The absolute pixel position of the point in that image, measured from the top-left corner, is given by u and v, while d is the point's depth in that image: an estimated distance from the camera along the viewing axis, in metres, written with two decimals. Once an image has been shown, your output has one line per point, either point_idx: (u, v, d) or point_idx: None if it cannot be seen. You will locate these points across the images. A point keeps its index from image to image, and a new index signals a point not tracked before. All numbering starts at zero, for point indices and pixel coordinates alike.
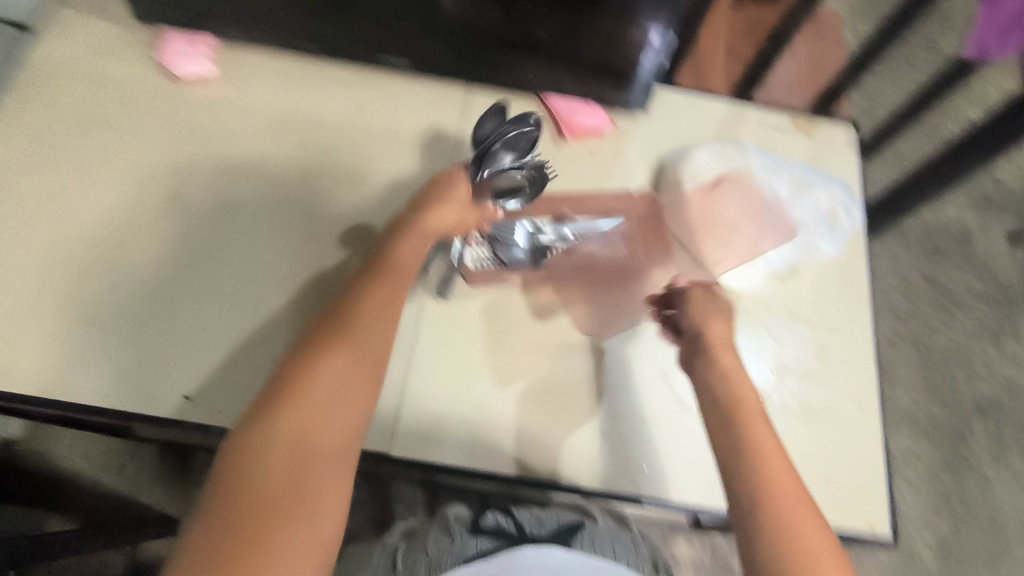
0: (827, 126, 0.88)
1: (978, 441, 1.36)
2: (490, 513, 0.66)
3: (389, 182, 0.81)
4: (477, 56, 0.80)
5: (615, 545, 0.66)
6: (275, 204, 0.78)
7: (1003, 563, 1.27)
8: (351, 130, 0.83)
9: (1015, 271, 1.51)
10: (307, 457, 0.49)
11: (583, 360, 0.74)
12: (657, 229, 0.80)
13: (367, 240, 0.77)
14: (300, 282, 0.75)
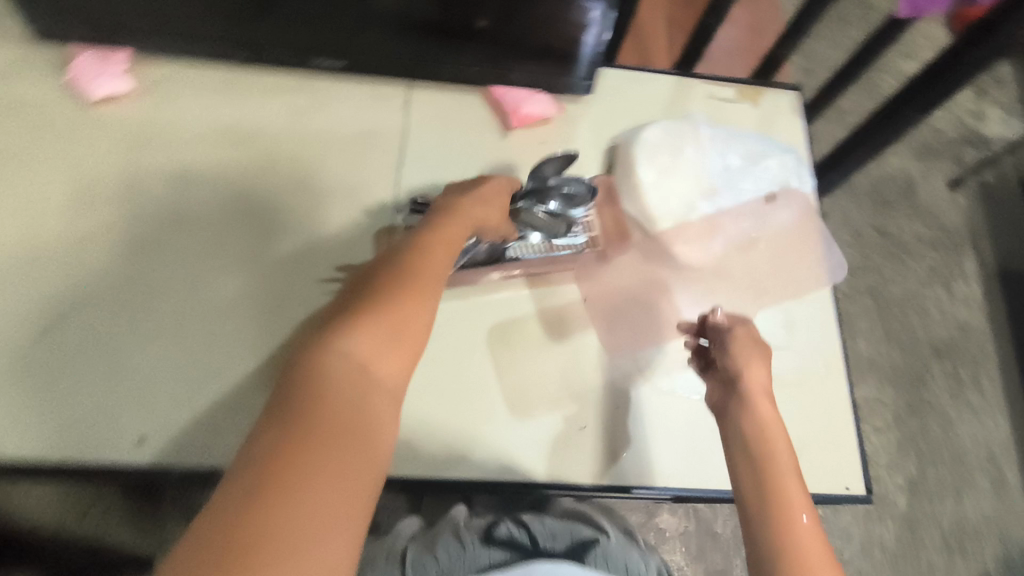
0: (772, 92, 0.88)
1: (937, 382, 1.41)
2: (503, 523, 0.70)
3: (335, 189, 0.77)
4: (414, 51, 0.77)
5: (630, 561, 0.69)
6: (219, 223, 0.75)
7: (968, 495, 1.33)
8: (290, 137, 0.79)
9: (959, 216, 1.56)
10: (368, 388, 0.46)
11: (556, 351, 0.73)
12: (613, 213, 0.79)
13: (321, 253, 0.74)
14: (251, 303, 0.72)
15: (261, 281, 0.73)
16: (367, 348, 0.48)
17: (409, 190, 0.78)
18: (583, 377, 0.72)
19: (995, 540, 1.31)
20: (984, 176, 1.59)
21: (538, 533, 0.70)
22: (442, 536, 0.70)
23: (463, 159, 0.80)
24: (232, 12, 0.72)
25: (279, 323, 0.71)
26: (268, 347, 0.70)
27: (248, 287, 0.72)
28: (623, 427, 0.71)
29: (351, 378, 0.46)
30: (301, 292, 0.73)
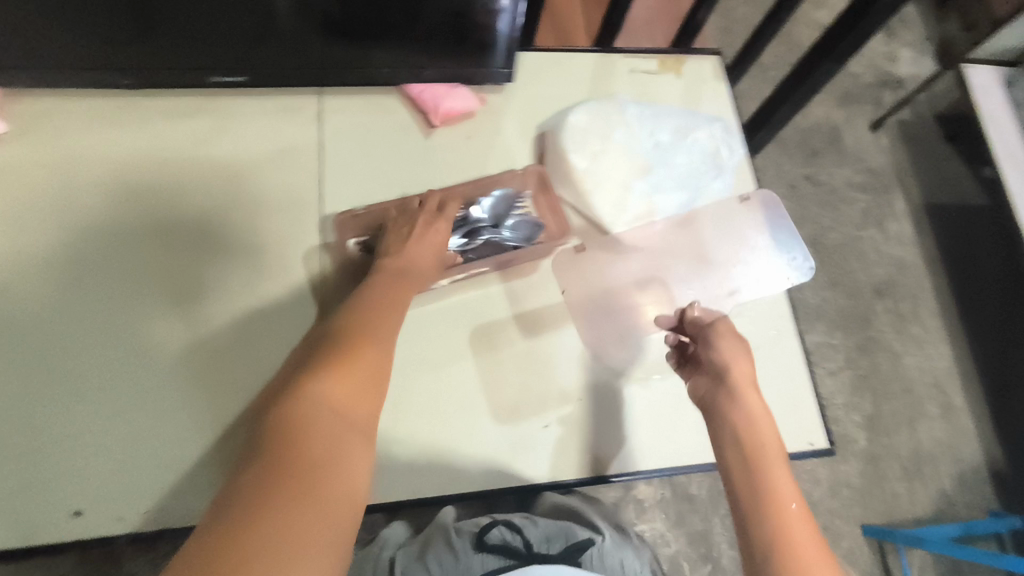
0: (692, 60, 0.87)
1: (881, 320, 1.46)
2: (496, 527, 0.71)
3: (255, 213, 0.73)
4: (320, 59, 0.73)
5: (623, 562, 0.70)
6: (133, 266, 0.69)
7: (920, 423, 1.40)
8: (199, 164, 0.74)
9: (883, 156, 1.61)
10: (342, 426, 0.51)
11: (520, 351, 0.71)
12: (550, 203, 0.77)
13: (251, 284, 0.70)
14: (179, 347, 0.67)
15: (187, 322, 0.68)
16: (357, 367, 0.56)
17: (335, 205, 0.74)
18: (540, 375, 0.71)
19: (949, 462, 1.38)
20: (902, 116, 1.65)
21: (532, 538, 0.70)
22: (436, 545, 0.71)
23: (388, 165, 0.77)
24: (109, 36, 0.66)
25: (212, 364, 0.66)
26: (205, 393, 0.65)
27: (175, 331, 0.67)
28: (586, 421, 0.70)
29: (346, 391, 0.54)
30: (234, 329, 0.68)
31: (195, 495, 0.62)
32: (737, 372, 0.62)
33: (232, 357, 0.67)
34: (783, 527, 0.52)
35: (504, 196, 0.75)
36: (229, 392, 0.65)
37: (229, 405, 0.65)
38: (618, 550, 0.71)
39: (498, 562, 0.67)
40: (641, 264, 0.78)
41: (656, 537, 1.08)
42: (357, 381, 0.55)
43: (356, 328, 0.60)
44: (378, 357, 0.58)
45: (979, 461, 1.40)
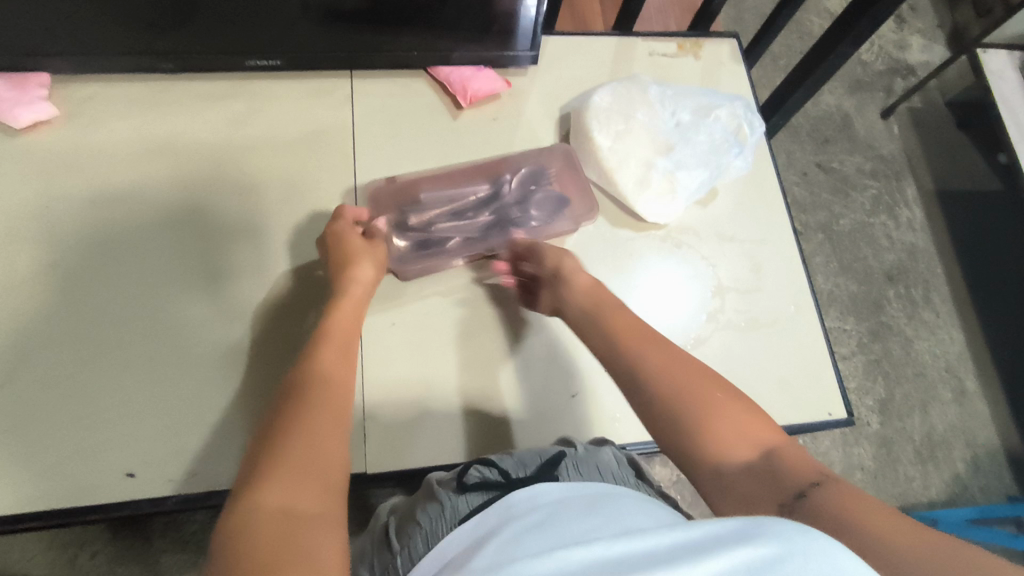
0: (710, 42, 0.89)
1: (893, 305, 1.48)
2: (472, 467, 0.57)
3: (287, 193, 0.75)
4: (351, 42, 0.75)
5: (603, 470, 0.57)
6: (163, 253, 0.71)
7: (933, 407, 1.41)
8: (231, 148, 0.76)
9: (894, 143, 1.63)
10: (295, 520, 0.40)
11: (534, 336, 0.73)
12: (574, 178, 0.79)
13: (283, 261, 0.73)
14: (222, 320, 0.69)
15: (220, 304, 0.70)
16: (301, 427, 0.46)
17: (366, 185, 0.77)
18: (554, 351, 0.73)
19: (962, 446, 1.40)
20: (913, 103, 1.66)
21: (507, 467, 0.57)
22: (418, 505, 0.56)
23: (417, 146, 0.79)
24: (152, 22, 0.69)
25: (253, 337, 0.69)
26: (247, 366, 0.68)
27: (208, 311, 0.70)
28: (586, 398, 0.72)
29: (304, 451, 0.45)
30: (270, 304, 0.71)
31: (238, 462, 0.65)
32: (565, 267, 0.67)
33: (272, 330, 0.70)
34: (659, 374, 0.53)
35: (530, 171, 0.79)
36: (269, 363, 0.68)
37: (270, 376, 0.68)
38: (594, 457, 0.59)
39: (480, 498, 0.51)
40: (530, 200, 0.78)
41: None
42: (314, 436, 0.46)
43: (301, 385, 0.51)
44: (328, 414, 0.49)
45: (992, 445, 1.41)
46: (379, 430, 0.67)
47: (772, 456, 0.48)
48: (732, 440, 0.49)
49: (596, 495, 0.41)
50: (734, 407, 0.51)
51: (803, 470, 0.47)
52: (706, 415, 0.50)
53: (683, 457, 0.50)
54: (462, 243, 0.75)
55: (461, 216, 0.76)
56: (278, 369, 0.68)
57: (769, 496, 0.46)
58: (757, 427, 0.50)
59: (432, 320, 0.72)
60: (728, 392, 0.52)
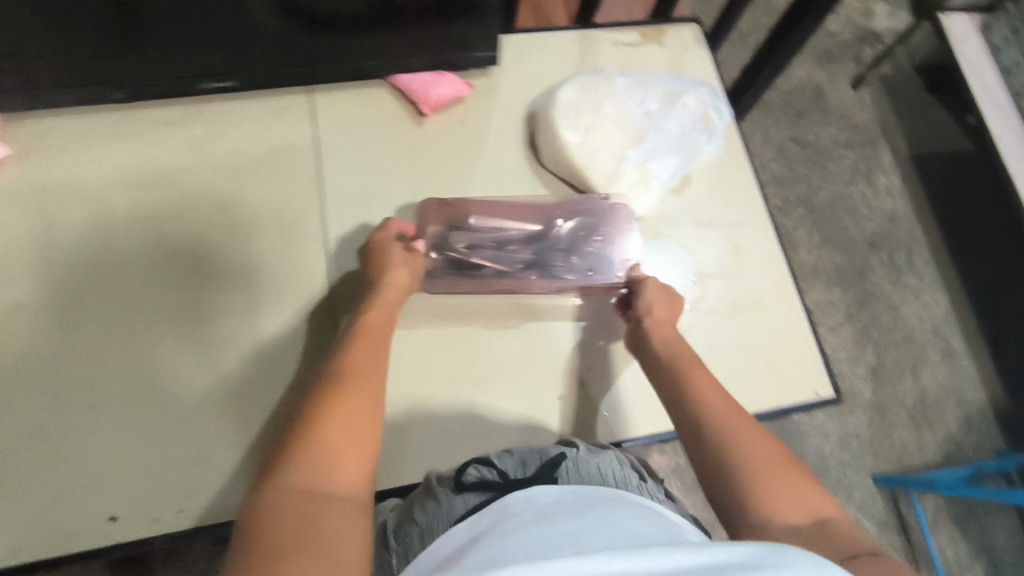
0: (673, 29, 0.88)
1: (877, 272, 1.50)
2: (471, 465, 0.57)
3: (256, 214, 0.74)
4: (307, 56, 0.74)
5: (604, 470, 0.57)
6: (144, 286, 0.70)
7: (923, 370, 1.43)
8: (197, 176, 0.75)
9: (867, 111, 1.65)
10: (317, 503, 0.44)
11: (517, 340, 0.72)
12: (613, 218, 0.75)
13: (258, 285, 0.71)
14: (200, 346, 0.68)
15: (199, 343, 0.68)
16: (334, 412, 0.50)
17: (336, 199, 0.75)
18: (540, 348, 0.72)
19: (954, 405, 1.42)
20: (883, 70, 1.68)
21: (506, 467, 0.57)
22: (416, 502, 0.56)
23: (383, 157, 0.77)
24: (98, 52, 0.67)
25: (232, 364, 0.68)
26: (227, 398, 0.67)
27: (186, 350, 0.68)
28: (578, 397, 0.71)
29: (334, 438, 0.48)
30: (248, 327, 0.70)
31: (226, 493, 0.64)
32: (653, 316, 0.66)
33: (248, 355, 0.68)
34: (725, 420, 0.55)
35: (584, 224, 0.75)
36: (248, 391, 0.67)
37: (252, 404, 0.67)
38: (595, 458, 0.58)
39: (478, 498, 0.51)
40: (568, 249, 0.74)
41: None
42: (346, 422, 0.50)
43: (333, 374, 0.54)
44: (356, 402, 0.52)
45: (983, 402, 1.43)
46: None
47: (829, 526, 0.48)
48: (786, 499, 0.49)
49: (588, 497, 0.44)
50: (789, 470, 0.51)
51: (859, 543, 0.46)
52: (766, 470, 0.51)
53: (733, 500, 0.50)
54: (497, 274, 0.72)
55: (501, 249, 0.73)
56: (260, 396, 0.67)
57: (822, 554, 0.45)
58: (816, 496, 0.50)
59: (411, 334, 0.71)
60: (795, 463, 0.52)
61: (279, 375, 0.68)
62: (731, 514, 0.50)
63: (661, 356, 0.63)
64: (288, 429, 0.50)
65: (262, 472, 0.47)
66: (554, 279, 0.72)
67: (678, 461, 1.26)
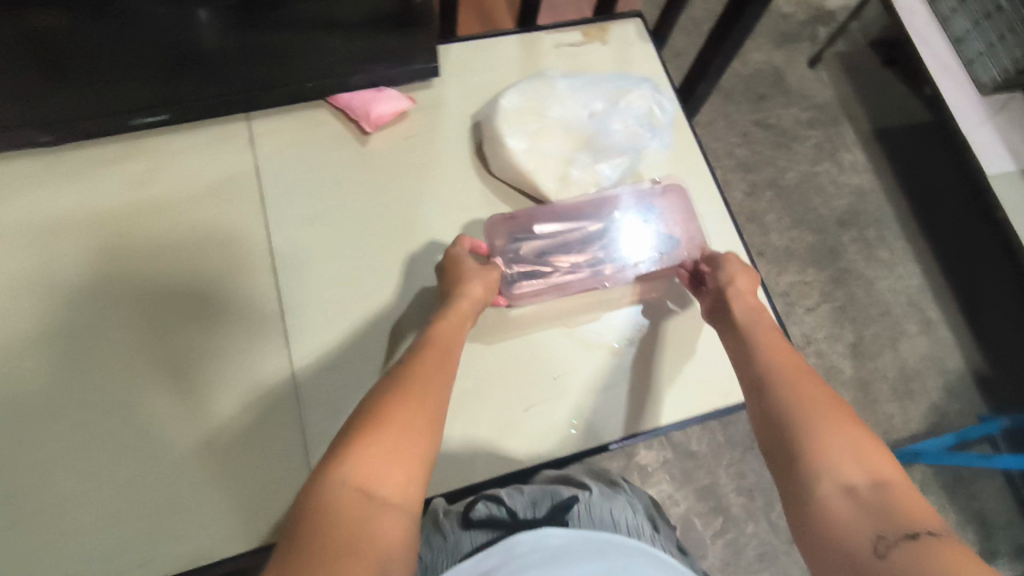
0: (616, 26, 0.87)
1: (849, 249, 1.51)
2: (482, 501, 0.59)
3: (211, 245, 0.72)
4: (241, 84, 0.72)
5: (614, 514, 0.59)
6: (122, 324, 0.68)
7: (902, 342, 1.44)
8: (145, 214, 0.73)
9: (827, 90, 1.66)
10: (374, 508, 0.44)
11: (486, 357, 0.69)
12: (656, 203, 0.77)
13: (224, 316, 0.70)
14: (166, 385, 0.67)
15: (170, 382, 0.67)
16: (399, 411, 0.50)
17: (283, 227, 0.74)
18: (509, 363, 0.69)
19: (935, 375, 1.42)
20: (839, 47, 1.69)
21: (517, 505, 0.59)
22: (426, 530, 0.60)
23: (330, 179, 0.76)
24: (22, 95, 0.64)
25: (196, 403, 0.66)
26: (195, 438, 0.65)
27: (151, 389, 0.66)
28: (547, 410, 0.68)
29: (400, 436, 0.49)
30: (217, 360, 0.68)
31: (188, 542, 0.62)
32: (736, 286, 0.67)
33: (211, 393, 0.67)
34: (787, 383, 0.55)
35: (645, 213, 0.76)
36: (207, 432, 0.65)
37: (212, 445, 0.65)
38: (607, 503, 0.60)
39: (485, 537, 0.53)
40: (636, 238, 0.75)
41: (665, 496, 1.26)
42: (403, 429, 0.49)
43: (405, 372, 0.55)
44: (422, 407, 0.52)
45: (964, 370, 1.43)
46: None
47: (887, 489, 0.46)
48: (844, 459, 0.48)
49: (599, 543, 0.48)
50: (854, 435, 0.50)
51: (917, 516, 0.44)
52: (827, 429, 0.50)
53: (788, 461, 0.50)
54: (573, 274, 0.73)
55: (570, 252, 0.73)
56: (224, 434, 0.65)
57: (868, 519, 0.44)
58: (879, 459, 0.48)
59: (366, 356, 0.69)
60: (861, 426, 0.51)
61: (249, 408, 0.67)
62: (782, 470, 0.50)
63: (738, 321, 0.64)
64: (356, 415, 0.51)
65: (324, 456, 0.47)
66: (629, 271, 0.73)
67: (666, 454, 1.29)
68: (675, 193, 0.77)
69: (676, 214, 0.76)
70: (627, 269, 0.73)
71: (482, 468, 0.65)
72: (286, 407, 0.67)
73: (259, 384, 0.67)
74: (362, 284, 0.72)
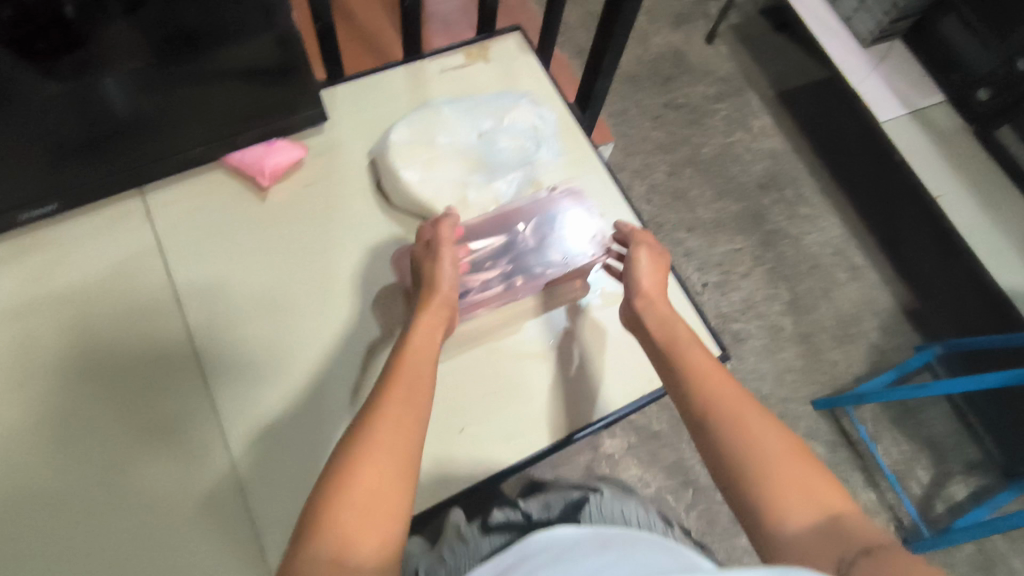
0: (496, 42, 0.90)
1: (772, 211, 1.58)
2: (500, 510, 0.67)
3: (148, 316, 0.73)
4: (130, 157, 0.72)
5: (625, 510, 0.64)
6: (89, 402, 0.69)
7: (835, 291, 1.51)
8: (84, 290, 0.73)
9: (727, 62, 1.72)
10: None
11: (450, 376, 0.71)
12: (549, 206, 0.78)
13: (177, 381, 0.70)
14: (127, 458, 0.67)
15: (131, 455, 0.67)
16: (357, 476, 0.50)
17: (195, 294, 0.74)
18: (468, 378, 0.72)
19: (870, 316, 1.49)
20: (733, 20, 1.77)
21: (530, 510, 0.67)
22: (446, 543, 0.64)
23: (241, 237, 0.77)
24: None
25: (159, 472, 0.67)
26: (183, 491, 0.66)
27: (114, 465, 0.66)
28: (501, 418, 0.70)
29: (367, 501, 0.49)
30: (176, 427, 0.68)
31: None
32: (650, 295, 0.69)
33: (173, 460, 0.67)
34: (728, 418, 0.57)
35: (541, 219, 0.77)
36: (169, 501, 0.66)
37: (175, 515, 0.65)
38: (617, 502, 0.65)
39: (503, 538, 0.61)
40: (537, 245, 0.76)
41: (636, 480, 1.30)
42: (378, 481, 0.50)
43: (357, 424, 0.54)
44: (387, 457, 0.51)
45: (896, 306, 1.51)
46: (279, 541, 0.65)
47: (840, 523, 0.50)
48: (798, 502, 0.51)
49: (608, 533, 0.40)
50: (798, 468, 0.53)
51: (867, 538, 0.49)
52: (777, 470, 0.53)
53: (747, 508, 0.52)
54: (481, 293, 0.73)
55: (476, 271, 0.73)
56: (187, 501, 0.66)
57: (830, 555, 0.48)
58: (827, 494, 0.52)
59: (312, 398, 0.70)
60: (807, 458, 0.54)
61: (238, 444, 0.68)
62: (746, 523, 0.52)
63: (660, 344, 0.66)
64: (319, 486, 0.51)
65: (294, 538, 0.48)
66: (537, 277, 0.75)
67: (631, 439, 1.32)
68: (569, 195, 0.79)
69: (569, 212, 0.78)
70: (533, 276, 0.75)
71: (427, 493, 0.66)
72: (266, 444, 0.68)
73: (242, 421, 0.69)
74: (284, 334, 0.73)
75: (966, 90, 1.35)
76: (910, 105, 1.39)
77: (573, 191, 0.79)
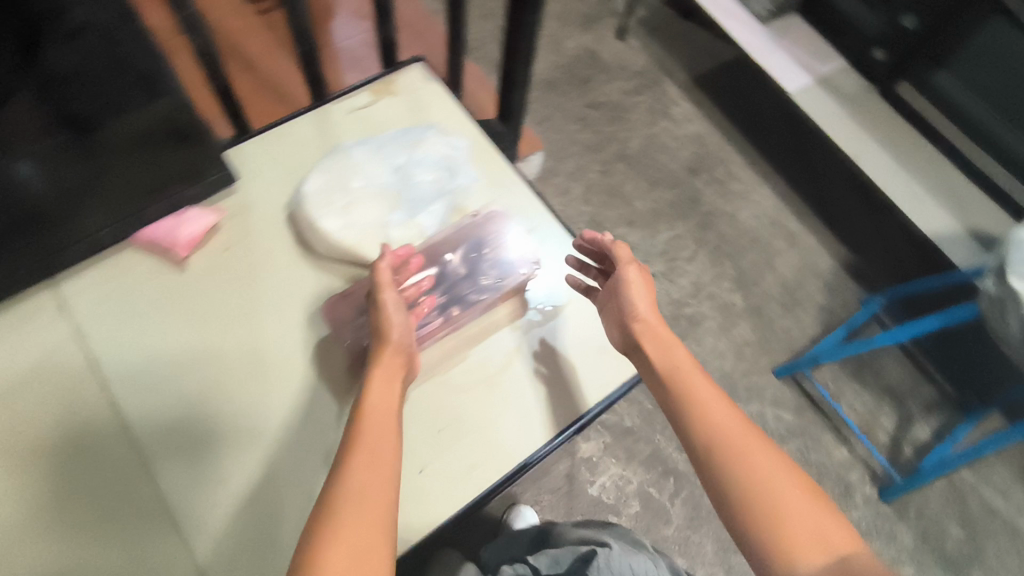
0: (400, 75, 0.89)
1: (705, 192, 1.62)
2: (514, 565, 0.73)
3: (87, 405, 0.70)
4: (34, 252, 0.69)
5: (633, 565, 0.65)
6: (36, 503, 0.65)
7: (777, 259, 1.55)
8: (14, 389, 0.70)
9: (639, 55, 1.77)
10: None
11: (412, 418, 0.71)
12: (472, 231, 0.79)
13: (129, 465, 0.68)
14: (83, 554, 0.64)
15: (87, 550, 0.64)
16: (333, 554, 0.48)
17: (127, 377, 0.71)
18: (437, 417, 0.71)
19: (813, 280, 1.54)
20: (638, 14, 1.81)
21: (541, 565, 0.71)
22: None
23: (169, 311, 0.75)
24: None
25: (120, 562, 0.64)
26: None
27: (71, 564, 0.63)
28: (457, 451, 0.69)
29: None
30: (133, 513, 0.66)
31: None
32: (642, 313, 0.70)
33: (134, 548, 0.64)
34: (733, 453, 0.57)
35: (467, 247, 0.78)
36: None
37: None
38: (626, 556, 0.66)
39: None
40: (466, 273, 0.77)
41: (618, 479, 1.30)
42: (352, 562, 0.48)
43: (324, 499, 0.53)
44: (363, 531, 0.50)
45: (835, 265, 1.56)
46: None
47: (848, 563, 0.50)
48: (808, 542, 0.51)
49: None
50: (806, 506, 0.53)
51: None
52: (785, 507, 0.53)
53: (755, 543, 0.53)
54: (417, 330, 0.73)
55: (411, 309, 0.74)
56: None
57: None
58: (836, 534, 0.52)
59: (266, 462, 0.68)
60: (818, 497, 0.54)
61: (200, 516, 0.66)
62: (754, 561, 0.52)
63: (656, 365, 0.66)
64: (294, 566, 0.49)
65: None
66: (471, 302, 0.75)
67: (606, 440, 1.33)
68: (490, 218, 0.80)
69: (492, 234, 0.79)
70: (469, 303, 0.75)
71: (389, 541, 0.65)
72: (228, 515, 0.66)
73: (202, 492, 0.67)
74: (225, 403, 0.70)
75: (864, 51, 1.41)
76: (814, 74, 1.44)
77: (495, 213, 0.80)
